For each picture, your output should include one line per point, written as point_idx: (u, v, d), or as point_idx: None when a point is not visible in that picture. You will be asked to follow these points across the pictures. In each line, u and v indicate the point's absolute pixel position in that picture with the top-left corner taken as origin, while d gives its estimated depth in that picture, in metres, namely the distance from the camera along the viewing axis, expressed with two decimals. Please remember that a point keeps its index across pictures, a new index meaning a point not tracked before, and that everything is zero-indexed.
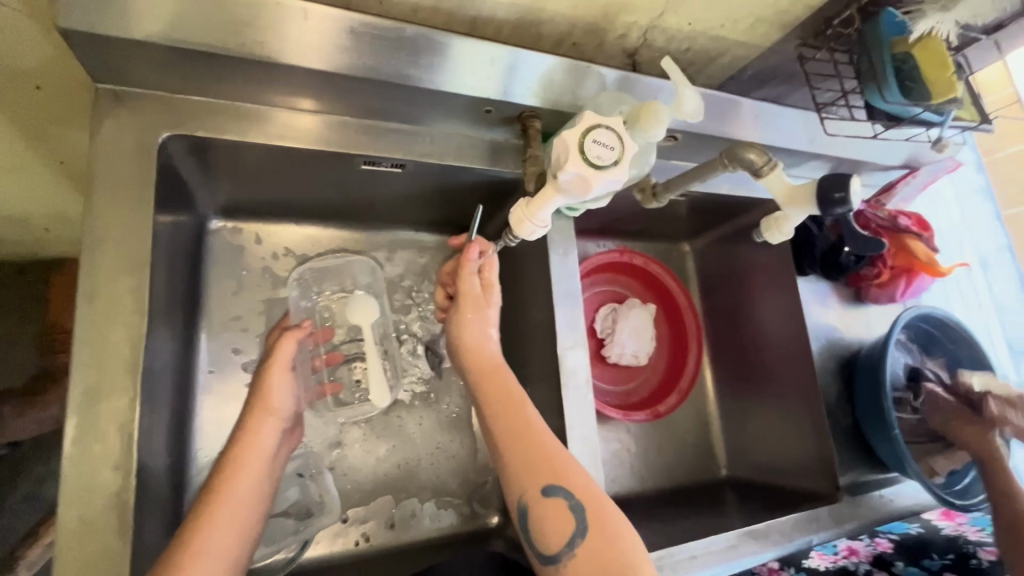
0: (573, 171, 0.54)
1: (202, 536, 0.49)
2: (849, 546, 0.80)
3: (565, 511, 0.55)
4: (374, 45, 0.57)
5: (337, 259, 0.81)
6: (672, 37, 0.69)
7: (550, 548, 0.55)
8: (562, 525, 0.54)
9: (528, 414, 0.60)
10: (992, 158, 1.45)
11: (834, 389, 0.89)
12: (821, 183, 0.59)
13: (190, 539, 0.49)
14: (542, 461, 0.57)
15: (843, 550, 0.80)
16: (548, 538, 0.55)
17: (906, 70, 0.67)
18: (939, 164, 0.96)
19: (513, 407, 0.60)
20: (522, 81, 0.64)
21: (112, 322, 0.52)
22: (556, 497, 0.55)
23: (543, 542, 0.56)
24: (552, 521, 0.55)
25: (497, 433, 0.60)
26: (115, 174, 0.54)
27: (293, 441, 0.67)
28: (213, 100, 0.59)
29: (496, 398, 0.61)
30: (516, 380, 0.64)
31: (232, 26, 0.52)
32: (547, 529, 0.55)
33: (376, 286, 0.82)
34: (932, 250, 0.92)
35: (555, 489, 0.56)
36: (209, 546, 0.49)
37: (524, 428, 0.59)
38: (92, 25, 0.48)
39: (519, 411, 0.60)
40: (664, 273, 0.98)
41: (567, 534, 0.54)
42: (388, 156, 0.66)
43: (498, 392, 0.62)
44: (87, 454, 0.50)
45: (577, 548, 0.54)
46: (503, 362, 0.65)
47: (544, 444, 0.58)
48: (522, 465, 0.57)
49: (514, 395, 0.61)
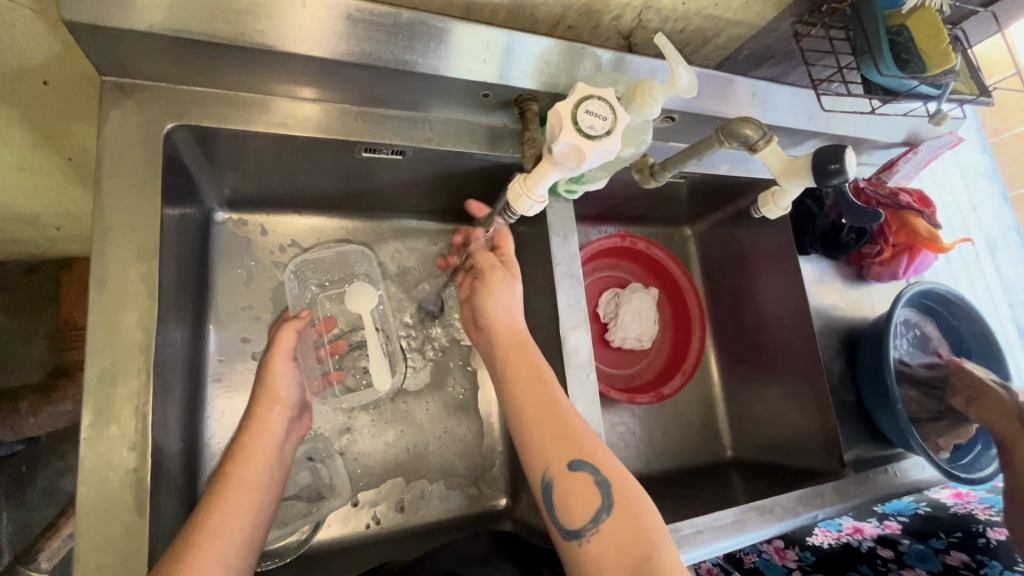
0: (567, 142, 0.55)
1: (220, 514, 0.53)
2: (854, 525, 0.86)
3: (589, 486, 0.57)
4: (373, 31, 0.58)
5: (326, 251, 0.81)
6: (667, 17, 0.70)
7: (572, 523, 0.57)
8: (586, 501, 0.57)
9: (554, 394, 0.63)
10: (998, 138, 1.43)
11: (838, 367, 0.90)
12: (817, 156, 0.60)
13: (208, 518, 0.52)
14: (570, 438, 0.60)
15: (849, 528, 0.86)
16: (573, 513, 0.57)
17: (902, 42, 0.67)
18: (941, 139, 0.94)
19: (543, 387, 0.63)
20: (518, 64, 0.64)
21: (124, 308, 0.53)
22: (581, 473, 0.58)
23: (566, 518, 0.57)
24: (576, 496, 0.57)
25: (523, 407, 0.62)
26: (122, 164, 0.56)
27: (305, 427, 0.70)
28: (216, 90, 0.61)
29: (524, 375, 0.64)
30: (540, 357, 0.66)
31: (233, 16, 0.53)
32: (572, 506, 0.57)
33: (373, 275, 0.83)
34: (933, 225, 0.90)
35: (579, 465, 0.58)
36: (227, 523, 0.53)
37: (551, 402, 0.62)
38: (95, 17, 0.49)
39: (547, 390, 0.63)
40: (665, 256, 0.98)
41: (591, 510, 0.56)
42: (389, 143, 0.68)
43: (524, 371, 0.65)
44: (103, 436, 0.51)
45: (601, 524, 0.56)
46: (527, 334, 0.68)
47: (568, 421, 0.61)
48: (550, 440, 0.60)
49: (541, 376, 0.64)
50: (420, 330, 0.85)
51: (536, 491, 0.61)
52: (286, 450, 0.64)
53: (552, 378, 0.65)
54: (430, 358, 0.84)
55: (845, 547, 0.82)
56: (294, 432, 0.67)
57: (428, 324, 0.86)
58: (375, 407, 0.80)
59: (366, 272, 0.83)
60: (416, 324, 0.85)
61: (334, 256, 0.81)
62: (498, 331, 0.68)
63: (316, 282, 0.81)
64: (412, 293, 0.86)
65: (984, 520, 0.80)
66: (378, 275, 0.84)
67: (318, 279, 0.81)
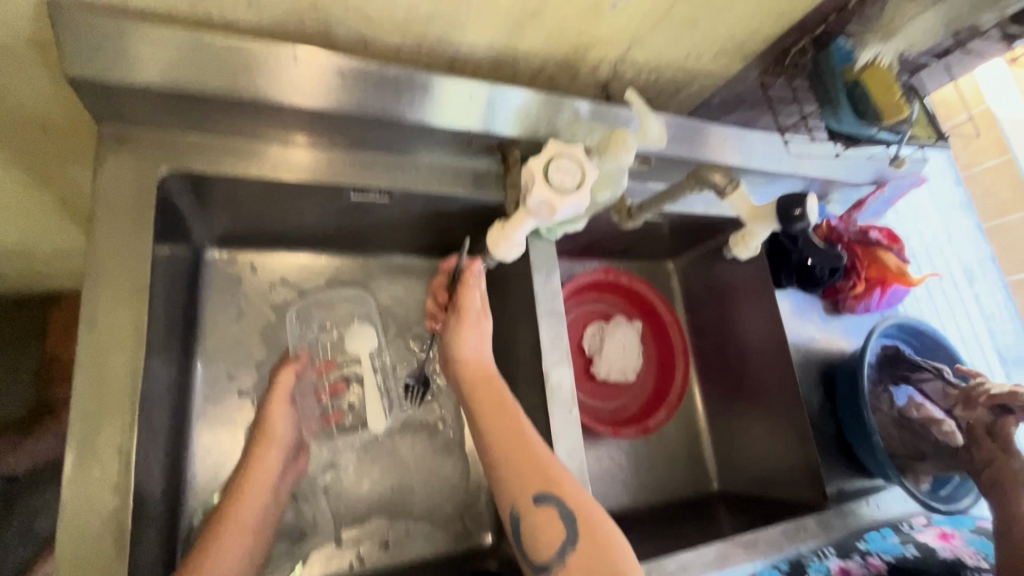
0: (539, 197, 0.58)
1: (208, 558, 0.54)
2: (841, 567, 0.76)
3: (555, 520, 0.59)
4: (361, 83, 0.61)
5: (329, 292, 0.84)
6: (641, 68, 0.74)
7: (541, 557, 0.59)
8: (553, 535, 0.58)
9: (522, 428, 0.64)
10: (970, 172, 1.48)
11: (817, 401, 0.91)
12: (780, 202, 0.63)
13: (196, 562, 0.54)
14: (534, 471, 0.61)
15: (836, 571, 0.75)
16: (540, 547, 0.58)
17: (857, 96, 0.74)
18: (906, 179, 1.00)
19: (508, 420, 0.64)
20: (501, 114, 0.68)
21: (112, 349, 0.54)
22: (547, 506, 0.59)
23: (535, 551, 0.59)
24: (542, 530, 0.59)
25: (492, 441, 0.64)
26: (116, 207, 0.58)
27: (293, 472, 0.71)
28: (210, 137, 0.63)
29: (492, 409, 0.66)
30: (507, 388, 0.69)
31: (227, 70, 0.56)
32: (539, 540, 0.58)
33: (370, 312, 0.86)
34: (903, 262, 0.95)
35: (545, 498, 0.60)
36: (214, 567, 0.54)
37: (518, 437, 0.63)
38: (96, 73, 0.52)
39: (513, 422, 0.64)
40: (648, 291, 1.01)
41: (556, 543, 0.58)
42: (377, 186, 0.70)
43: (491, 404, 0.66)
44: (85, 477, 0.51)
45: (567, 557, 0.57)
46: (495, 371, 0.71)
47: (536, 454, 0.62)
48: (516, 474, 0.61)
49: (509, 409, 0.66)
50: (407, 363, 0.86)
51: (506, 522, 0.62)
52: (281, 490, 0.66)
53: (519, 410, 0.66)
54: (417, 392, 0.85)
55: None
56: (289, 472, 0.69)
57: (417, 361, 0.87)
58: (364, 443, 0.80)
59: (363, 313, 0.86)
60: (403, 359, 0.86)
61: (331, 296, 0.84)
62: (467, 370, 0.70)
63: (318, 322, 0.82)
64: (400, 328, 0.87)
65: (973, 566, 0.75)
66: (374, 314, 0.86)
67: (316, 320, 0.82)
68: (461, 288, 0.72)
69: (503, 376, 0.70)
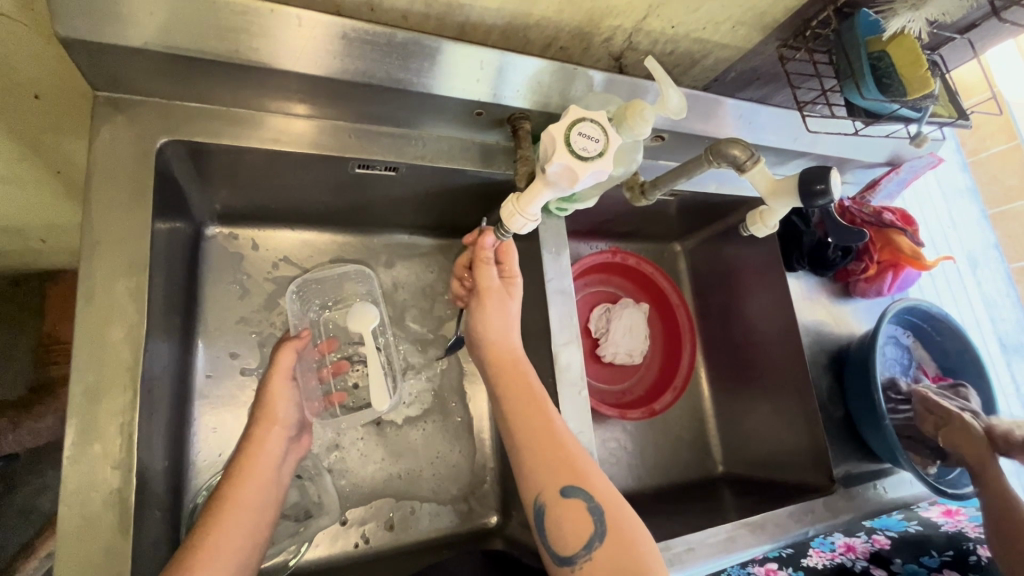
0: (560, 163, 0.55)
1: (209, 543, 0.53)
2: (846, 543, 0.78)
3: (584, 513, 0.58)
4: (367, 50, 0.58)
5: (331, 270, 0.80)
6: (656, 39, 0.72)
7: (566, 549, 0.57)
8: (580, 528, 0.57)
9: (551, 419, 0.63)
10: (978, 157, 1.46)
11: (826, 383, 0.91)
12: (802, 178, 0.61)
13: (197, 544, 0.53)
14: (562, 463, 0.60)
15: (840, 547, 0.78)
16: (566, 540, 0.57)
17: (882, 67, 0.68)
18: (921, 161, 0.97)
19: (534, 408, 0.63)
20: (512, 84, 0.65)
21: (112, 323, 0.53)
22: (574, 499, 0.58)
23: (559, 543, 0.58)
24: (569, 522, 0.57)
25: (519, 430, 0.63)
26: (112, 177, 0.55)
27: (302, 448, 0.70)
28: (210, 106, 0.61)
29: (518, 395, 0.65)
30: (534, 377, 0.67)
31: (229, 33, 0.53)
32: (566, 533, 0.57)
33: (373, 293, 0.82)
34: (916, 244, 0.93)
35: (573, 491, 0.59)
36: (215, 551, 0.53)
37: (547, 428, 0.62)
38: (90, 33, 0.49)
39: (542, 412, 0.63)
40: (654, 272, 0.99)
41: (584, 537, 0.57)
42: (383, 160, 0.68)
43: (518, 389, 0.65)
44: (87, 454, 0.50)
45: (593, 551, 0.56)
46: (522, 355, 0.68)
47: (565, 445, 0.62)
48: (543, 464, 0.61)
49: (536, 397, 0.64)
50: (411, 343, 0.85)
51: (530, 513, 0.61)
52: (282, 471, 0.65)
53: (546, 401, 0.65)
54: (422, 374, 0.84)
55: (839, 567, 0.74)
56: (292, 452, 0.67)
57: (422, 341, 0.86)
58: (368, 423, 0.79)
59: (367, 291, 0.82)
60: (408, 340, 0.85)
61: (337, 276, 0.81)
62: (492, 352, 0.68)
63: (318, 303, 0.80)
64: (404, 309, 0.86)
65: (974, 537, 0.78)
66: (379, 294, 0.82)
67: (320, 300, 0.80)
68: (476, 267, 0.69)
69: (529, 361, 0.68)
